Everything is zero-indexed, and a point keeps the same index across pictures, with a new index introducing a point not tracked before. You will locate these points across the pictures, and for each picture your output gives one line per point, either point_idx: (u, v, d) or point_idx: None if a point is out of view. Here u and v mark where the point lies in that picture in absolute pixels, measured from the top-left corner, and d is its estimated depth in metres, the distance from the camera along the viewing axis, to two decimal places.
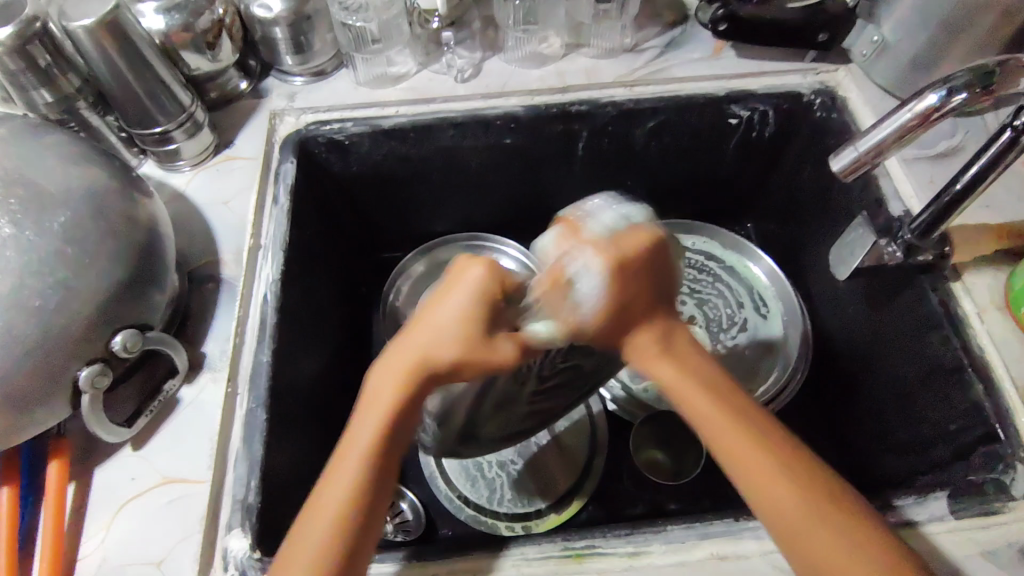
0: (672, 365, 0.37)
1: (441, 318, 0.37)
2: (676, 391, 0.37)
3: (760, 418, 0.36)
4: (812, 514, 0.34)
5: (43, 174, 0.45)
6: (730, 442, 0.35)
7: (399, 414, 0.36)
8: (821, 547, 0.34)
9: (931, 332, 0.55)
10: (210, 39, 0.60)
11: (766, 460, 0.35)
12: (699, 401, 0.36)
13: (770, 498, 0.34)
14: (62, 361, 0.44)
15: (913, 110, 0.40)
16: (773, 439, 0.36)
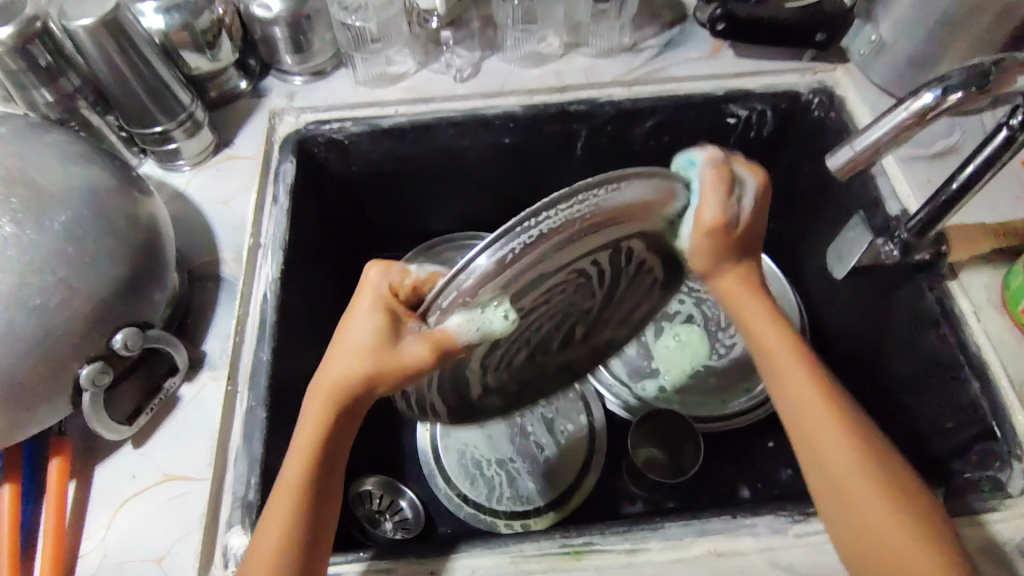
0: (760, 303, 0.46)
1: (351, 340, 0.38)
2: (811, 397, 0.44)
3: (864, 427, 0.42)
4: (856, 472, 0.40)
5: (44, 173, 0.45)
6: (799, 401, 0.43)
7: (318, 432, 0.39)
8: (865, 505, 0.40)
9: (928, 331, 0.55)
10: (210, 39, 0.60)
11: (850, 451, 0.41)
12: (825, 412, 0.42)
13: (836, 476, 0.40)
14: (62, 359, 0.44)
15: (910, 109, 0.40)
16: (863, 439, 0.42)
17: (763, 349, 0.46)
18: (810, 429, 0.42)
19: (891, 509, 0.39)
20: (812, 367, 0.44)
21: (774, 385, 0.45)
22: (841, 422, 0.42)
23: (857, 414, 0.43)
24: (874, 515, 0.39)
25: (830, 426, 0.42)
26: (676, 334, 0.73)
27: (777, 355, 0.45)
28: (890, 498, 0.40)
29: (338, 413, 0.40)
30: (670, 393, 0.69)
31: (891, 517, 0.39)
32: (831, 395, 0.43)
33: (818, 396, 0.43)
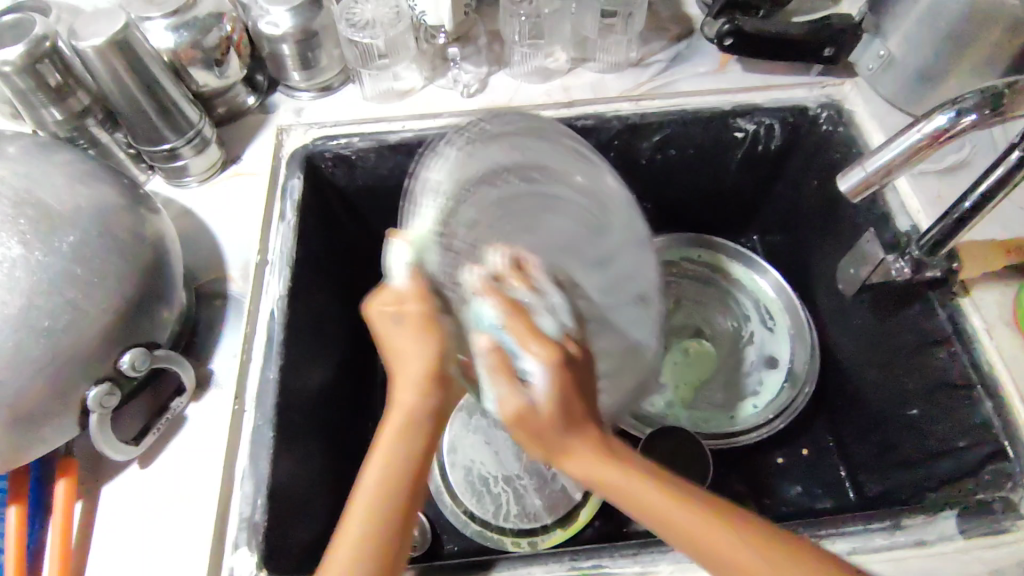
0: (598, 448, 0.37)
1: (396, 339, 0.41)
2: (600, 466, 0.37)
3: (622, 474, 0.37)
4: (687, 519, 0.35)
5: (53, 193, 0.45)
6: (587, 462, 0.37)
7: (527, 428, 0.37)
8: (725, 559, 0.35)
9: (939, 349, 0.55)
10: (218, 56, 0.61)
11: (681, 515, 0.35)
12: (615, 475, 0.37)
13: (723, 568, 0.35)
14: (69, 380, 0.44)
15: (923, 131, 0.39)
16: (665, 484, 0.36)
17: (564, 446, 0.37)
18: (646, 513, 0.36)
19: (764, 561, 0.34)
20: (626, 459, 0.37)
21: (624, 501, 0.37)
22: (647, 483, 0.36)
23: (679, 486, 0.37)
24: (763, 572, 0.34)
25: (623, 478, 0.36)
26: (685, 348, 0.72)
27: (553, 439, 0.37)
28: (691, 504, 0.36)
29: (561, 375, 0.36)
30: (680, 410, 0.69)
31: (769, 573, 0.34)
32: (606, 438, 0.38)
33: (631, 473, 0.36)
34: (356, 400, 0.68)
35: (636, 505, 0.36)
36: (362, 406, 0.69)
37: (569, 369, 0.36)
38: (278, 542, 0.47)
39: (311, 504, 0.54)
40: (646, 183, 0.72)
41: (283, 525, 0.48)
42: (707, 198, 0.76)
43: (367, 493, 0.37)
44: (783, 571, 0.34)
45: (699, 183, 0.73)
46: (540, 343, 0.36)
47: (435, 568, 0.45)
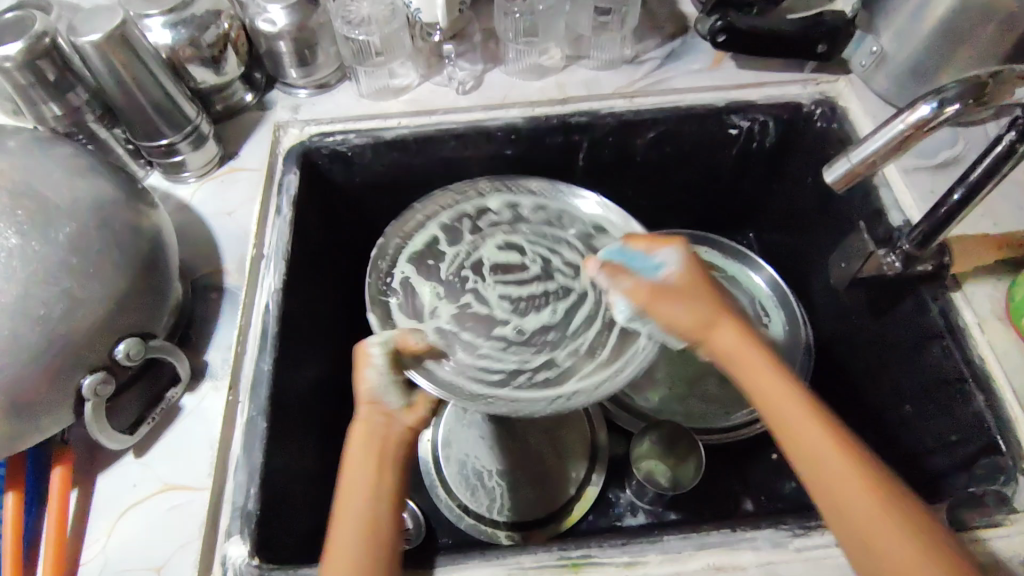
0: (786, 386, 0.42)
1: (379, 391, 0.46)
2: (760, 392, 0.42)
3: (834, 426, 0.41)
4: (819, 441, 0.40)
5: (50, 186, 0.46)
6: (793, 413, 0.41)
7: (725, 337, 0.44)
8: (825, 458, 0.39)
9: (932, 342, 0.55)
10: (216, 53, 0.62)
11: (834, 454, 0.39)
12: (798, 416, 0.41)
13: (844, 501, 0.38)
14: (66, 369, 0.44)
15: (907, 120, 0.39)
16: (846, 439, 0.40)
17: (781, 424, 0.41)
18: (801, 444, 0.40)
19: (857, 483, 0.38)
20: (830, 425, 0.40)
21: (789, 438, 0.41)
22: (818, 421, 0.41)
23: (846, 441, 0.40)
24: (867, 512, 0.38)
25: (796, 410, 0.41)
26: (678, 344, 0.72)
27: (719, 330, 0.44)
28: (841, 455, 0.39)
29: (690, 288, 0.45)
30: (673, 405, 0.69)
31: (859, 483, 0.38)
32: (779, 362, 0.43)
33: (803, 406, 0.41)
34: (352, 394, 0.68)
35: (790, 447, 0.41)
36: None
37: (698, 282, 0.45)
38: (271, 531, 0.48)
39: (307, 495, 0.55)
40: (641, 178, 0.73)
41: (275, 515, 0.49)
42: (702, 195, 0.76)
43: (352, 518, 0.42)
44: (884, 498, 0.38)
45: (694, 179, 0.74)
46: (696, 302, 0.44)
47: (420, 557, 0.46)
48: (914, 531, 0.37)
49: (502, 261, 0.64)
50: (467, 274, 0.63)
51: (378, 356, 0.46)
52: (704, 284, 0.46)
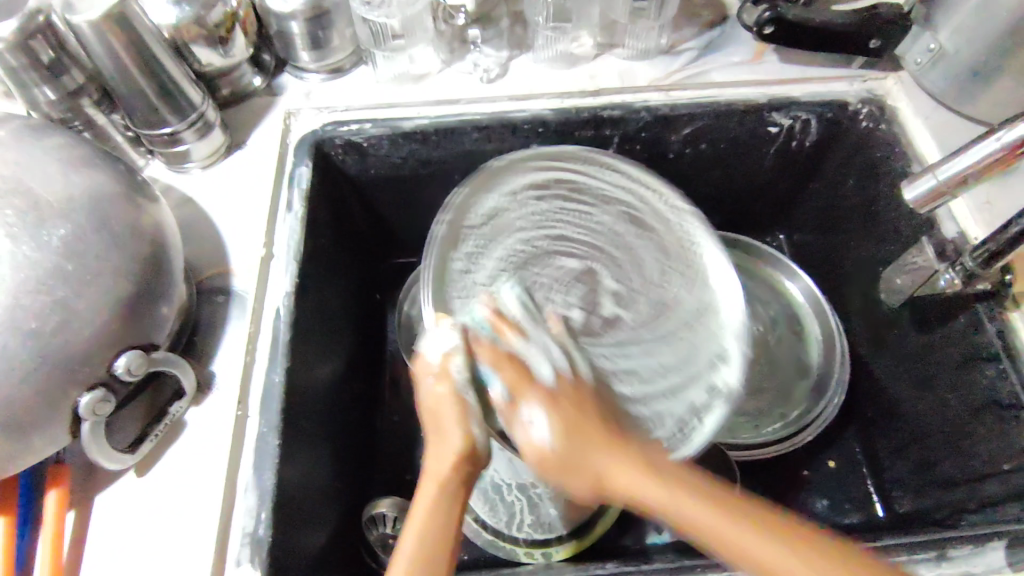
0: (633, 466, 0.37)
1: (445, 400, 0.42)
2: (614, 478, 0.37)
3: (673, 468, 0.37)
4: (707, 520, 0.34)
5: (42, 181, 0.42)
6: (638, 481, 0.36)
7: (610, 464, 0.37)
8: (754, 544, 0.33)
9: (986, 365, 0.52)
10: (223, 34, 0.57)
11: (690, 503, 0.35)
12: (641, 484, 0.36)
13: (729, 547, 0.34)
14: (61, 386, 0.40)
15: (1001, 141, 0.36)
16: (702, 487, 0.36)
17: (631, 498, 0.37)
18: (733, 548, 0.34)
19: (786, 552, 0.33)
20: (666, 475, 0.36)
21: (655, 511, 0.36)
22: (693, 501, 0.35)
23: (696, 483, 0.36)
24: (759, 556, 0.33)
25: (694, 506, 0.35)
26: None
27: (586, 448, 0.38)
28: (699, 502, 0.35)
29: (569, 449, 0.38)
30: None
31: (725, 519, 0.34)
32: (616, 439, 0.38)
33: (637, 467, 0.37)
34: (364, 399, 0.65)
35: (653, 514, 0.36)
36: (369, 405, 0.65)
37: (564, 401, 0.41)
38: (284, 557, 0.45)
39: (320, 512, 0.52)
40: (673, 175, 0.69)
41: (288, 540, 0.45)
42: (735, 195, 0.72)
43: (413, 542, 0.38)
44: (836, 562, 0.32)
45: (728, 178, 0.69)
46: (564, 410, 0.40)
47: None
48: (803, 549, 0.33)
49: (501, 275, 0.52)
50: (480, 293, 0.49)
51: (458, 369, 0.42)
52: (577, 397, 0.41)
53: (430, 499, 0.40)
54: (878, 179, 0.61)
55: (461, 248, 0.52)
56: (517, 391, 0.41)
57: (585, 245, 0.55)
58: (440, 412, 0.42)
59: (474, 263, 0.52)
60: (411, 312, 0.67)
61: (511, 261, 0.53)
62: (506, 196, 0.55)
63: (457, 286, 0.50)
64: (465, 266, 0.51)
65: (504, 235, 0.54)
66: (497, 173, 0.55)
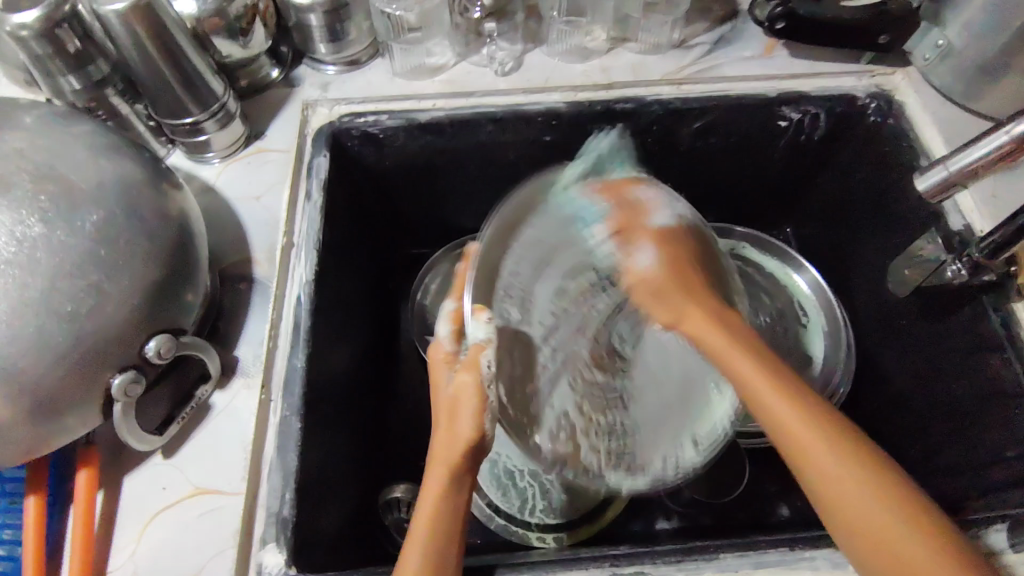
0: (768, 385, 0.41)
1: (461, 392, 0.42)
2: (780, 420, 0.40)
3: (839, 425, 0.39)
4: (849, 476, 0.37)
5: (74, 168, 0.43)
6: (783, 408, 0.40)
7: (752, 378, 0.42)
8: (813, 446, 0.38)
9: (990, 354, 0.53)
10: (244, 25, 0.57)
11: (830, 453, 0.38)
12: (802, 431, 0.39)
13: (851, 519, 0.36)
14: (95, 367, 0.42)
15: (1010, 133, 0.37)
16: (842, 438, 0.38)
17: (800, 454, 0.39)
18: (795, 441, 0.39)
19: (840, 455, 0.38)
20: (843, 436, 0.38)
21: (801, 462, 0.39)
22: (863, 474, 0.37)
23: (844, 435, 0.38)
24: (880, 522, 0.35)
25: (834, 459, 0.37)
26: None
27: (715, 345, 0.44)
28: (844, 456, 0.37)
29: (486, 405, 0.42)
30: None
31: (857, 480, 0.37)
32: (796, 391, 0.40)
33: (817, 426, 0.39)
34: (380, 386, 0.66)
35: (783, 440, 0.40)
36: (386, 393, 0.67)
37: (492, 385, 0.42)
38: (306, 537, 0.46)
39: (339, 495, 0.53)
40: (683, 169, 0.70)
41: (310, 519, 0.47)
42: (744, 188, 0.73)
43: (422, 525, 0.41)
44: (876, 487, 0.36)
45: (737, 172, 0.71)
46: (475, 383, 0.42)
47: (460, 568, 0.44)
48: (917, 523, 0.35)
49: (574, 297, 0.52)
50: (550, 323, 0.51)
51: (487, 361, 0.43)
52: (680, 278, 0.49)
53: (443, 476, 0.42)
54: (885, 172, 0.62)
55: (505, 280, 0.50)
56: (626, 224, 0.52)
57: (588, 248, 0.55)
58: (463, 399, 0.42)
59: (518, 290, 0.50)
60: (426, 301, 0.70)
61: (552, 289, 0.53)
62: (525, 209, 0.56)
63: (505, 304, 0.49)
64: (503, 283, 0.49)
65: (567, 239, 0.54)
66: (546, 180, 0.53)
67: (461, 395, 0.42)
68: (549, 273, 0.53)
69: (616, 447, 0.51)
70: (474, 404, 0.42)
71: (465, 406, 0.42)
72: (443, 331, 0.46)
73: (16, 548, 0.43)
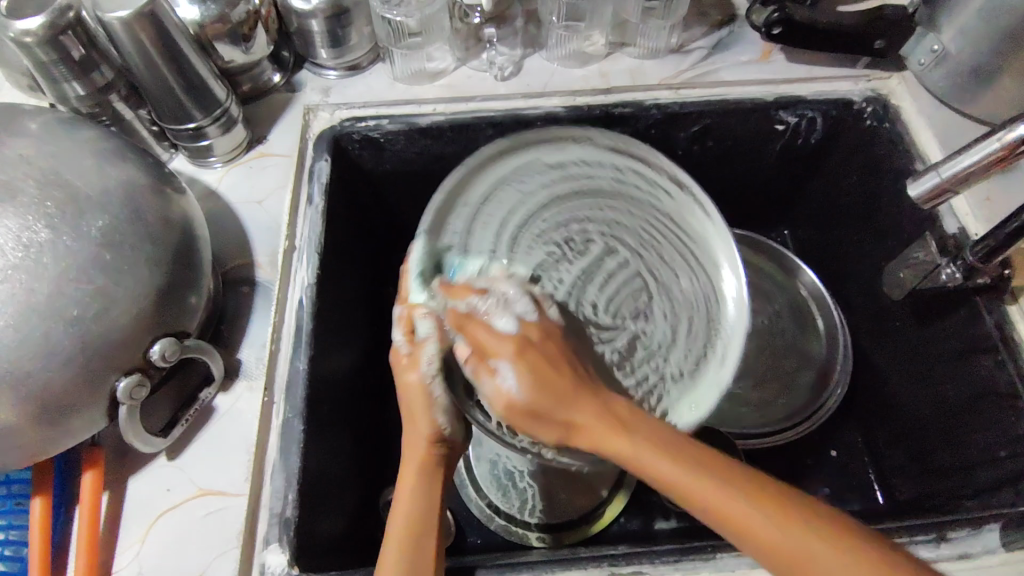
0: (619, 436, 0.37)
1: (410, 391, 0.44)
2: (675, 482, 0.35)
3: (706, 472, 0.35)
4: (809, 548, 0.33)
5: (79, 174, 0.43)
6: (664, 468, 0.36)
7: (577, 426, 0.38)
8: (764, 528, 0.34)
9: (984, 356, 0.53)
10: (246, 31, 0.58)
11: (766, 521, 0.34)
12: (732, 503, 0.34)
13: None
14: (100, 371, 0.42)
15: (1002, 140, 0.37)
16: (750, 496, 0.34)
17: (723, 519, 0.34)
18: (683, 498, 0.35)
19: (804, 537, 0.33)
20: (727, 490, 0.35)
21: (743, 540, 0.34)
22: (815, 541, 0.33)
23: (741, 489, 0.35)
24: None
25: (765, 523, 0.34)
26: None
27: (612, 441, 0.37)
28: (802, 526, 0.33)
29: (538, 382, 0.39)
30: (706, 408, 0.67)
31: (818, 545, 0.33)
32: (658, 442, 0.36)
33: (705, 484, 0.35)
34: (381, 387, 0.67)
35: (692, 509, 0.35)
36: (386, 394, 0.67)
37: (532, 352, 0.40)
38: (308, 537, 0.46)
39: (341, 496, 0.53)
40: (681, 172, 0.70)
41: (312, 521, 0.47)
42: (741, 191, 0.74)
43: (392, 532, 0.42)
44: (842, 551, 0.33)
45: (734, 175, 0.71)
46: (525, 371, 0.39)
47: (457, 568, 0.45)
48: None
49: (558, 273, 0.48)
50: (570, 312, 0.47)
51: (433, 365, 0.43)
52: (539, 355, 0.40)
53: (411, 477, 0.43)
54: (881, 176, 0.62)
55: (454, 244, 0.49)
56: (561, 194, 0.52)
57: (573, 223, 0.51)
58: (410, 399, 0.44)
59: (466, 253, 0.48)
60: None
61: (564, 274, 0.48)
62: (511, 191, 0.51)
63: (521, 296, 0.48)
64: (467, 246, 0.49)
65: (536, 213, 0.51)
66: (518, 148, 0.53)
67: (413, 398, 0.44)
68: (516, 252, 0.49)
69: (657, 415, 0.45)
70: (422, 402, 0.43)
71: (418, 407, 0.44)
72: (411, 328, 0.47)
73: (22, 548, 0.44)
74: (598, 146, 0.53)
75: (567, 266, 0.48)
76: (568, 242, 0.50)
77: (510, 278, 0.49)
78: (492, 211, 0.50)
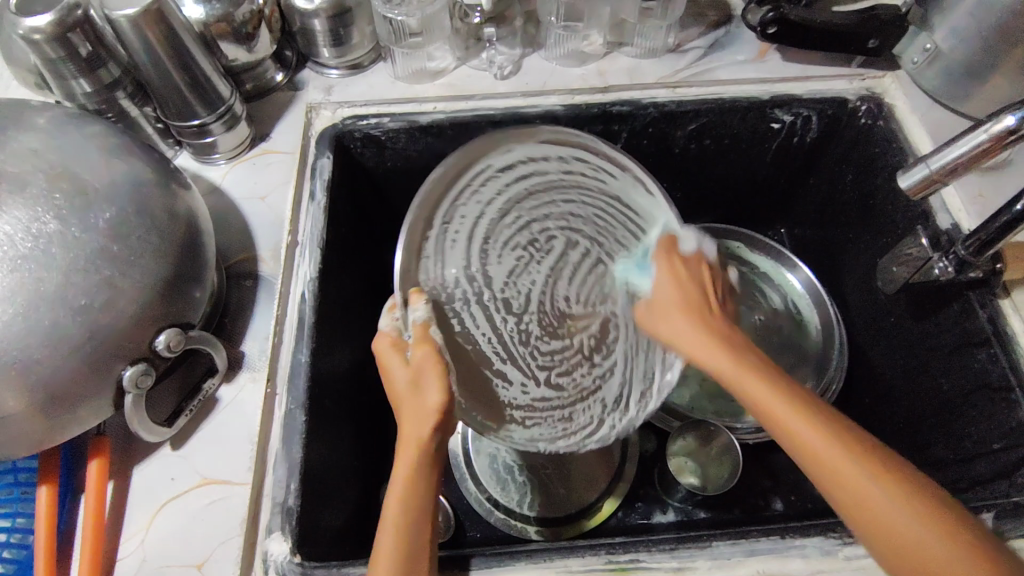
0: (745, 364, 0.43)
1: (423, 375, 0.42)
2: (768, 411, 0.41)
3: (818, 411, 0.40)
4: (875, 491, 0.36)
5: (87, 167, 0.44)
6: (765, 397, 0.41)
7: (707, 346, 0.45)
8: (868, 495, 0.37)
9: (977, 349, 0.54)
10: (250, 30, 0.59)
11: (850, 458, 0.38)
12: (816, 438, 0.39)
13: (878, 517, 0.36)
14: (106, 360, 0.43)
15: (990, 131, 0.38)
16: (844, 432, 0.39)
17: (809, 455, 0.39)
18: (779, 423, 0.40)
19: (885, 492, 0.36)
20: (825, 426, 0.39)
21: (827, 475, 0.38)
22: (880, 480, 0.37)
23: (835, 426, 0.39)
24: (908, 529, 0.36)
25: (842, 457, 0.38)
26: None
27: (742, 380, 0.42)
28: (871, 462, 0.37)
29: (675, 293, 0.48)
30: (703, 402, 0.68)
31: (877, 484, 0.37)
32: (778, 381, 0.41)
33: (805, 420, 0.39)
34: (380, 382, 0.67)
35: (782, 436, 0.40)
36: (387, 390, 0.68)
37: (679, 268, 0.49)
38: (310, 526, 0.47)
39: (343, 488, 0.54)
40: (678, 170, 0.71)
41: (314, 510, 0.48)
42: (738, 189, 0.75)
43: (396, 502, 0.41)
44: (903, 494, 0.36)
45: (731, 173, 0.72)
46: (664, 282, 0.49)
47: (459, 557, 0.45)
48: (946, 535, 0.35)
49: (534, 293, 0.52)
50: (466, 333, 0.48)
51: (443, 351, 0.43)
52: (684, 272, 0.49)
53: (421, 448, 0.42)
54: (875, 173, 0.63)
55: (432, 254, 0.47)
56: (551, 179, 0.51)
57: (533, 237, 0.52)
58: (423, 373, 0.42)
59: (447, 273, 0.47)
60: None
61: (538, 293, 0.52)
62: (481, 203, 0.49)
63: (502, 333, 0.50)
64: (443, 277, 0.47)
65: (508, 216, 0.50)
66: (489, 143, 0.47)
67: (421, 375, 0.42)
68: (495, 266, 0.50)
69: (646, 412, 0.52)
70: (432, 376, 0.42)
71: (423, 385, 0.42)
72: (386, 322, 0.47)
73: (28, 536, 0.44)
74: (536, 140, 0.48)
75: (537, 268, 0.53)
76: (535, 245, 0.52)
77: (483, 305, 0.49)
78: (462, 218, 0.48)
